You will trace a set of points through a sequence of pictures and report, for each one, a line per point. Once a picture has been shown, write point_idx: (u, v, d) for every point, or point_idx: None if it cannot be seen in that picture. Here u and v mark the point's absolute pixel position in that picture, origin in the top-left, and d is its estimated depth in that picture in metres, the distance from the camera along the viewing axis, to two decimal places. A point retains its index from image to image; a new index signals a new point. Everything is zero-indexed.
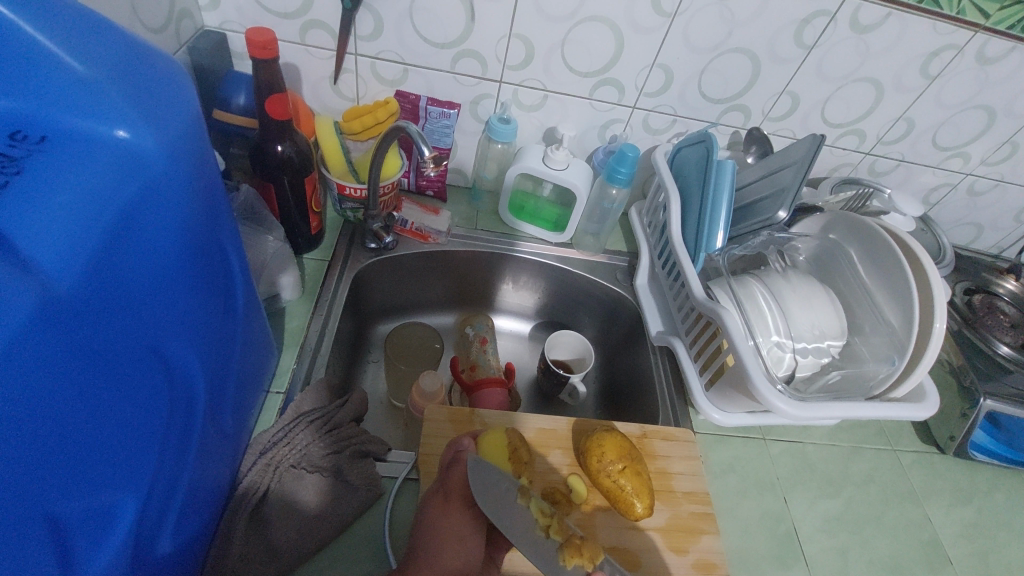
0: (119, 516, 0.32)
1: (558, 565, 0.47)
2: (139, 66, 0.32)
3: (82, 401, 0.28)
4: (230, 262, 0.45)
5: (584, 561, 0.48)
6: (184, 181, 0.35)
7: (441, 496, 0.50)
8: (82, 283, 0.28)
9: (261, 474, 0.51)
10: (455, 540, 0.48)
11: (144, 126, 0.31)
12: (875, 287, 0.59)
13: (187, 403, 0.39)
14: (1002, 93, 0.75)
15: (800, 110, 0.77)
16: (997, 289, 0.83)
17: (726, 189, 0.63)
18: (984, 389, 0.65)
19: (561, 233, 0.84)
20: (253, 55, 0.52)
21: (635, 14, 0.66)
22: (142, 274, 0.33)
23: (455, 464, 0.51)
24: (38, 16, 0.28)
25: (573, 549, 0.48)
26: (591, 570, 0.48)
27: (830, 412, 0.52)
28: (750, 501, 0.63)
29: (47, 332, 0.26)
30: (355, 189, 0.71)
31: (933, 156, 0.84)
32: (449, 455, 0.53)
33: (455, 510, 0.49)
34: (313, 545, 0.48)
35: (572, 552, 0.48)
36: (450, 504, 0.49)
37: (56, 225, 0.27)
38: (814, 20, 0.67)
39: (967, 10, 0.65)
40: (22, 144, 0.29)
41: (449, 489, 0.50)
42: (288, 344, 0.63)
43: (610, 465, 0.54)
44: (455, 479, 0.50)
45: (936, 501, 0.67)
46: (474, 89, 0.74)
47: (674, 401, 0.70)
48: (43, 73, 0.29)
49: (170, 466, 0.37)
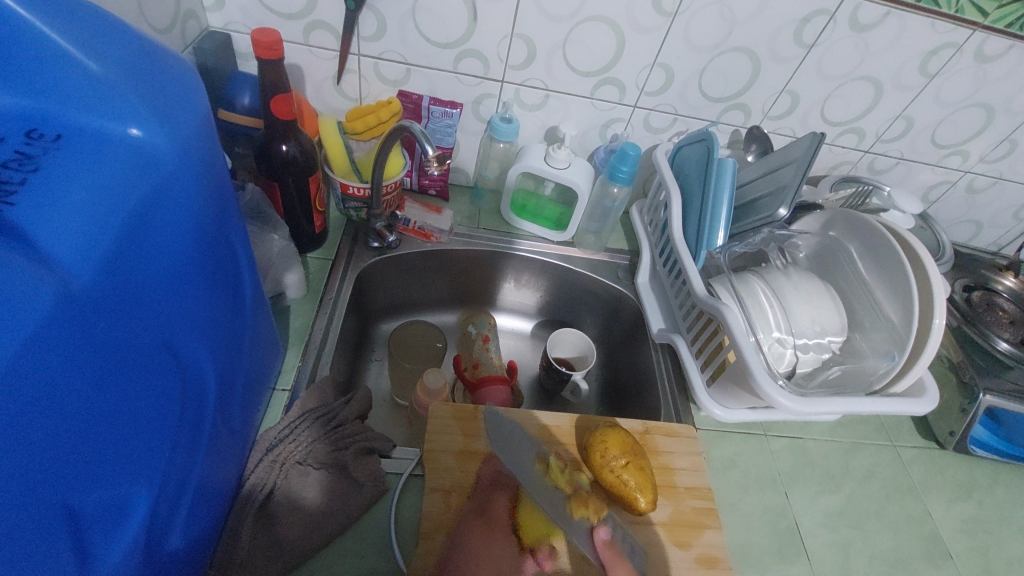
0: (133, 507, 0.32)
1: (565, 516, 0.53)
2: (150, 65, 0.33)
3: (98, 395, 0.29)
4: (239, 260, 0.45)
5: (588, 513, 0.53)
6: (195, 179, 0.35)
7: (484, 521, 0.51)
8: (98, 279, 0.29)
9: (267, 471, 0.51)
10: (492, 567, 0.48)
11: (156, 125, 0.32)
12: (874, 283, 0.60)
13: (197, 400, 0.39)
14: (1000, 91, 0.76)
15: (800, 108, 0.78)
16: (996, 286, 0.83)
17: (727, 186, 0.63)
18: (983, 384, 0.66)
19: (563, 232, 0.84)
20: (258, 56, 0.52)
21: (636, 13, 0.67)
22: (156, 271, 0.33)
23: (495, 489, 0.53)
24: (51, 15, 0.29)
25: (578, 501, 0.53)
26: (597, 523, 0.52)
27: (831, 407, 0.53)
28: (752, 496, 0.63)
29: (65, 326, 0.27)
30: (359, 188, 0.71)
31: (932, 154, 0.84)
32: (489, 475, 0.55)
33: (497, 537, 0.50)
34: (319, 540, 0.49)
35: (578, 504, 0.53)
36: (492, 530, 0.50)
37: (72, 220, 0.28)
38: (813, 20, 0.67)
39: (965, 9, 0.66)
40: (38, 142, 0.29)
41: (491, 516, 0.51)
42: (292, 342, 0.64)
43: (614, 460, 0.55)
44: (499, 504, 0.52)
45: (936, 496, 0.68)
46: (477, 89, 0.75)
47: (676, 398, 0.70)
48: (57, 71, 0.29)
49: (181, 461, 0.37)
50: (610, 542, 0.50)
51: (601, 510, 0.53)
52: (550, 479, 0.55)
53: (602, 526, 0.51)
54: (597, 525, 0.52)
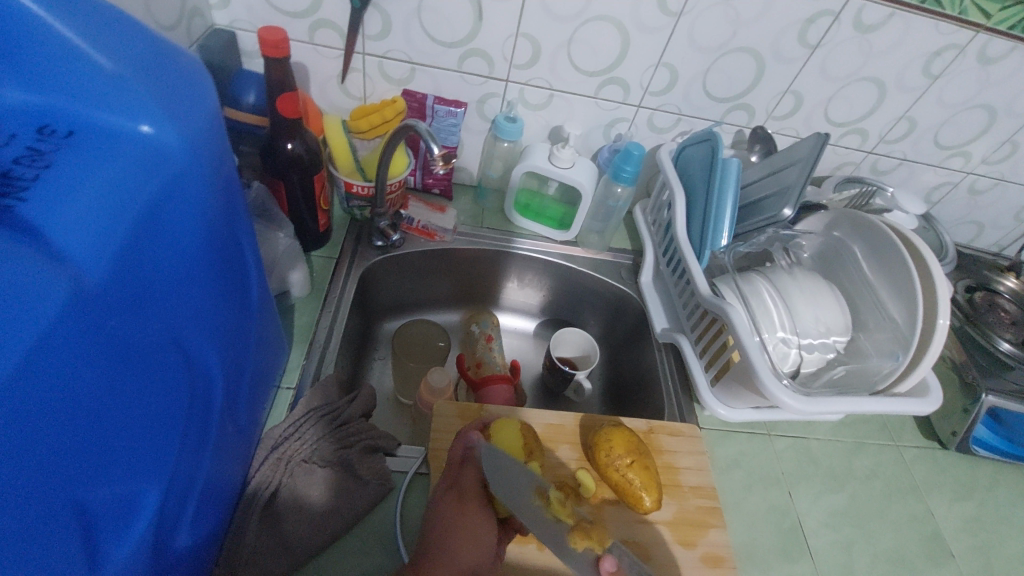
0: (141, 505, 0.32)
1: (567, 547, 0.48)
2: (160, 62, 0.33)
3: (107, 392, 0.29)
4: (247, 259, 0.45)
5: (593, 544, 0.48)
6: (204, 177, 0.35)
7: (455, 496, 0.50)
8: (108, 276, 0.29)
9: (273, 469, 0.51)
10: (468, 538, 0.47)
11: (167, 122, 0.32)
12: (879, 283, 0.60)
13: (205, 398, 0.39)
14: (1003, 93, 0.76)
15: (803, 109, 0.78)
16: (998, 287, 0.84)
17: (731, 186, 0.63)
18: (986, 385, 0.66)
19: (566, 232, 0.85)
20: (265, 54, 0.52)
21: (641, 13, 0.67)
22: (165, 268, 0.33)
23: (465, 466, 0.52)
24: (61, 10, 0.29)
25: (581, 532, 0.49)
26: (601, 553, 0.48)
27: (836, 406, 0.53)
28: (756, 495, 0.63)
29: (76, 324, 0.27)
30: (362, 187, 0.72)
31: (934, 155, 0.85)
32: (459, 451, 0.54)
33: (472, 509, 0.49)
34: (324, 538, 0.49)
35: (581, 535, 0.49)
36: (465, 504, 0.49)
37: (83, 217, 0.28)
38: (818, 20, 0.67)
39: (969, 10, 0.66)
40: (49, 139, 0.29)
41: (463, 489, 0.50)
42: (297, 340, 0.64)
43: (618, 460, 0.55)
44: (468, 480, 0.51)
45: (938, 495, 0.68)
46: (481, 88, 0.75)
47: (680, 397, 0.70)
48: (67, 67, 0.29)
49: (189, 460, 0.37)
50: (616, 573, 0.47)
51: (605, 540, 0.49)
52: (550, 511, 0.49)
53: (608, 556, 0.47)
54: (603, 556, 0.48)
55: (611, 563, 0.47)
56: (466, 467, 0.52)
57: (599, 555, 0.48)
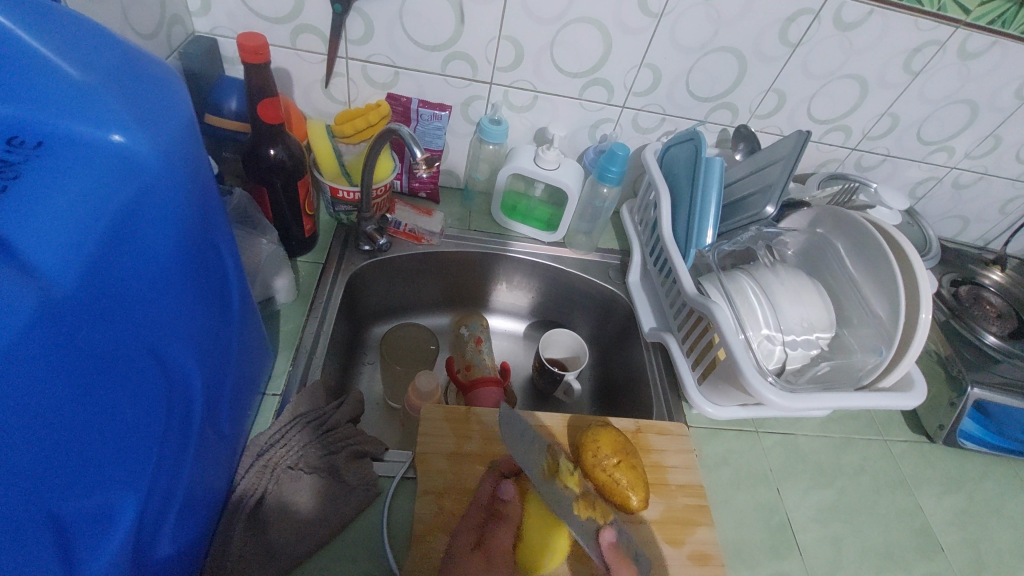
0: (120, 515, 0.32)
1: None
2: (132, 70, 0.32)
3: (83, 403, 0.29)
4: (227, 268, 0.45)
5: (596, 514, 0.54)
6: (178, 184, 0.35)
7: (483, 555, 0.48)
8: (79, 286, 0.28)
9: (258, 477, 0.51)
10: None
11: (140, 132, 0.32)
12: (861, 279, 0.61)
13: (184, 405, 0.39)
14: (983, 88, 0.76)
15: (787, 106, 0.78)
16: (983, 280, 0.85)
17: (715, 186, 0.64)
18: (970, 377, 0.66)
19: (554, 232, 0.85)
20: (243, 60, 0.52)
21: (623, 14, 0.67)
22: (138, 277, 0.33)
23: (496, 520, 0.51)
24: (29, 22, 0.29)
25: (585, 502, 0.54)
26: (603, 523, 0.53)
27: (820, 403, 0.53)
28: (744, 492, 0.63)
29: (48, 335, 0.27)
30: (347, 193, 0.71)
31: (917, 150, 0.85)
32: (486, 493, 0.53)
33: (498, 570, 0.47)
34: (311, 546, 0.49)
35: (585, 506, 0.54)
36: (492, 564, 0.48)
37: (52, 227, 0.27)
38: (799, 19, 0.68)
39: (948, 6, 0.66)
40: (19, 149, 0.29)
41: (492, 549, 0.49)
42: (283, 347, 0.64)
43: (605, 460, 0.55)
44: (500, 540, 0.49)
45: (927, 489, 0.68)
46: (465, 91, 0.75)
47: (668, 396, 0.70)
48: (40, 81, 0.29)
49: (169, 467, 0.37)
50: (616, 545, 0.51)
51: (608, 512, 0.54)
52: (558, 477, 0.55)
53: (608, 528, 0.52)
54: (605, 525, 0.52)
55: (611, 533, 0.52)
56: (495, 521, 0.51)
57: (601, 525, 0.53)
